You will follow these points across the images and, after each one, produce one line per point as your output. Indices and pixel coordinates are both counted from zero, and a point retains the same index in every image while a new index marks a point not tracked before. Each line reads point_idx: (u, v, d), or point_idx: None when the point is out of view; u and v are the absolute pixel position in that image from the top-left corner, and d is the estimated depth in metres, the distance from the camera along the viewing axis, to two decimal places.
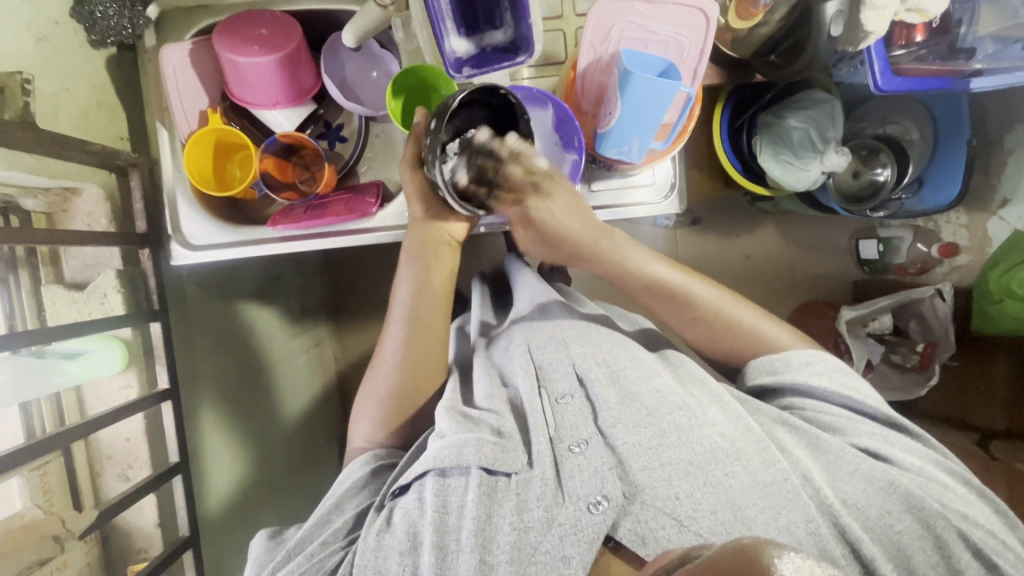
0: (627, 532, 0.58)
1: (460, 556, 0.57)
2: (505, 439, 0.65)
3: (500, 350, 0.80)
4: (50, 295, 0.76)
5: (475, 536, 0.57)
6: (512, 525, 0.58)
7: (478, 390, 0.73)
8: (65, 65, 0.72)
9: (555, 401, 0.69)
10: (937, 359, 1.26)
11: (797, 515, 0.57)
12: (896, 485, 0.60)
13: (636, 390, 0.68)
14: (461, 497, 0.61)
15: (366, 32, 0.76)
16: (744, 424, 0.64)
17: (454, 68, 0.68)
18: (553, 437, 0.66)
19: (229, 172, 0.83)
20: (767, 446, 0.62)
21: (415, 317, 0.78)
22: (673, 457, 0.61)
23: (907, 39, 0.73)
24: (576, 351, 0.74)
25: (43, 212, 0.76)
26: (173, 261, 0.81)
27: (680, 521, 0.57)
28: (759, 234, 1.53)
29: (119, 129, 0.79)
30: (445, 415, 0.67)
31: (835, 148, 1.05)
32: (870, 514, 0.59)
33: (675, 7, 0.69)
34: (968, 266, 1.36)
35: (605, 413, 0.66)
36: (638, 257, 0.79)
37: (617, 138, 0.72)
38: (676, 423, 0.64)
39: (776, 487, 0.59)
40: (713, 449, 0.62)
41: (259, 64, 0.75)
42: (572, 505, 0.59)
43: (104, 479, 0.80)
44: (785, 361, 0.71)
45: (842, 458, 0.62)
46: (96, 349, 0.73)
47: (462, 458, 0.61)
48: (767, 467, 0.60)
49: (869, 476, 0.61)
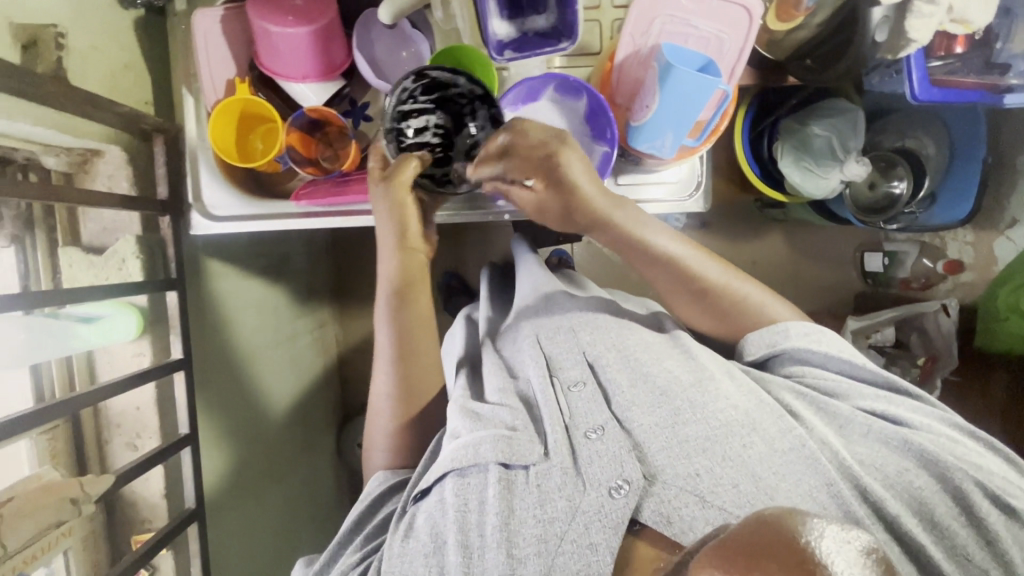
0: (651, 514, 0.54)
1: (485, 553, 0.55)
2: (518, 431, 0.63)
3: (509, 342, 0.78)
4: (66, 258, 0.74)
5: (500, 531, 0.55)
6: (536, 518, 0.56)
7: (489, 385, 0.71)
8: (95, 23, 0.71)
9: (568, 389, 0.67)
10: (938, 373, 1.27)
11: (816, 479, 0.55)
12: (910, 442, 0.59)
13: (646, 370, 0.67)
14: (480, 494, 0.59)
15: (403, 10, 0.74)
16: (756, 396, 0.63)
17: (496, 51, 0.67)
18: (567, 424, 0.63)
19: (252, 143, 0.82)
20: (782, 416, 0.61)
21: (400, 346, 0.75)
22: (689, 434, 0.60)
23: (947, 50, 0.73)
24: (585, 339, 0.72)
25: (62, 171, 0.73)
26: (191, 231, 0.80)
27: (704, 497, 0.54)
28: (767, 240, 1.54)
29: (145, 93, 0.77)
30: (456, 415, 0.66)
31: (855, 158, 1.06)
32: (889, 471, 0.58)
33: (719, 3, 0.68)
34: (972, 283, 1.40)
35: (619, 398, 0.65)
36: (659, 234, 0.73)
37: (651, 132, 0.72)
38: (689, 401, 0.62)
39: (796, 454, 0.57)
40: (728, 421, 0.60)
41: (293, 35, 0.73)
42: (594, 490, 0.56)
43: (111, 448, 0.79)
44: (784, 332, 0.68)
45: (852, 422, 0.62)
46: (113, 314, 0.73)
47: (480, 455, 0.60)
48: (784, 435, 0.59)
49: (881, 438, 0.60)
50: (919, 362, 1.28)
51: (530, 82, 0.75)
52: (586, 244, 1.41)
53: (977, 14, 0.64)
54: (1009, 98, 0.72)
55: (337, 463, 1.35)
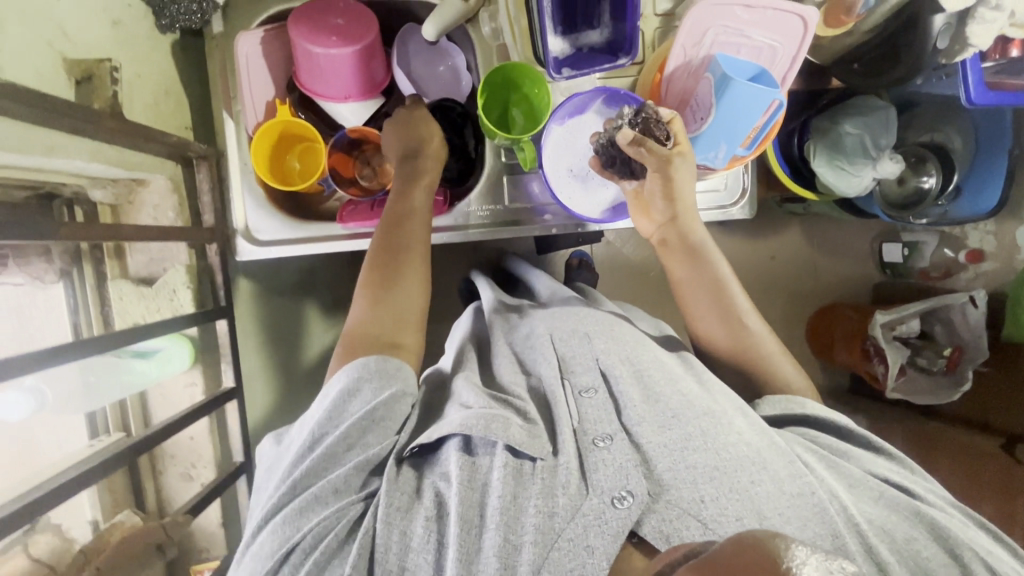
0: (652, 529, 0.52)
1: (483, 533, 0.51)
2: (532, 424, 0.61)
3: (522, 336, 0.77)
4: (117, 291, 0.73)
5: (500, 514, 0.52)
6: (536, 508, 0.53)
7: (501, 372, 0.71)
8: (137, 49, 0.69)
9: (578, 394, 0.64)
10: (966, 364, 1.27)
11: (823, 529, 0.52)
12: (921, 513, 0.57)
13: (659, 391, 0.64)
14: (486, 476, 0.56)
15: (447, 27, 0.73)
16: (768, 436, 0.60)
17: (554, 68, 0.65)
18: (577, 428, 0.60)
19: (290, 163, 0.81)
20: (793, 460, 0.57)
21: (382, 274, 0.68)
22: (698, 461, 0.56)
23: (1002, 53, 0.70)
24: (600, 347, 0.69)
25: (108, 203, 0.72)
26: (237, 256, 0.79)
27: (706, 525, 0.52)
28: (786, 234, 1.55)
29: (184, 119, 0.76)
30: (471, 390, 0.64)
31: (889, 155, 1.07)
32: (898, 537, 0.55)
33: (773, 13, 0.68)
34: (994, 273, 1.33)
35: (630, 411, 0.61)
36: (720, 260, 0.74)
37: (705, 144, 0.72)
38: (701, 428, 0.59)
39: (802, 499, 0.54)
40: (738, 456, 0.57)
41: (336, 55, 0.71)
42: (597, 496, 0.53)
43: (166, 479, 0.79)
44: (801, 404, 0.66)
45: (863, 484, 0.59)
46: (167, 348, 0.72)
47: (491, 432, 0.56)
48: (794, 479, 0.55)
49: (891, 504, 0.58)
50: (945, 353, 1.31)
51: (580, 97, 0.73)
52: (608, 245, 1.40)
53: None
54: None
55: None
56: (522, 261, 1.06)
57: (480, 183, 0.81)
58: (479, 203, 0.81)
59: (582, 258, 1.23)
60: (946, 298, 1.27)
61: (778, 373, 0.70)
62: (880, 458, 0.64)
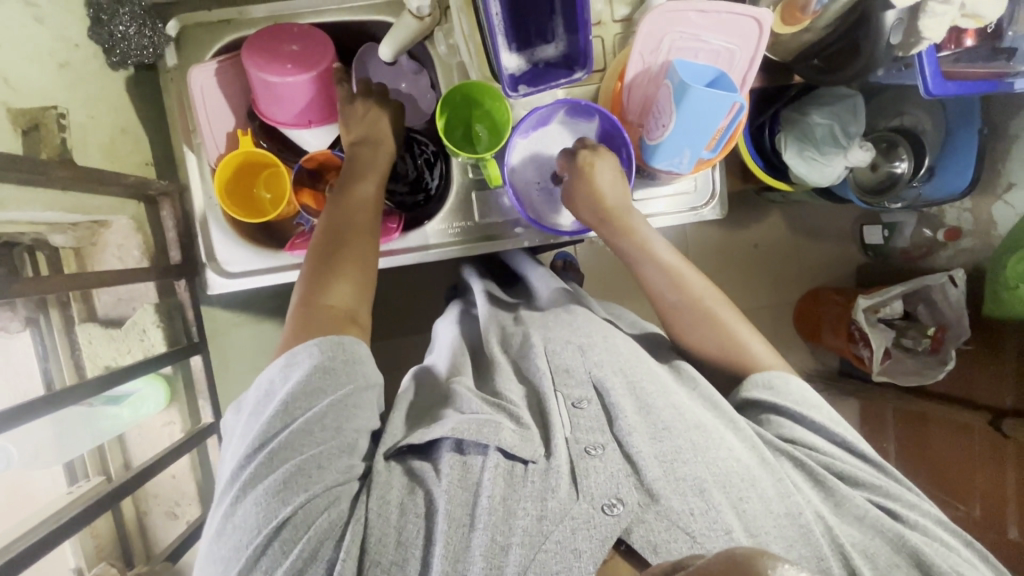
0: (639, 539, 0.52)
1: (471, 532, 0.50)
2: (524, 428, 0.58)
3: (517, 345, 0.72)
4: (86, 335, 0.73)
5: (491, 514, 0.50)
6: (528, 511, 0.51)
7: (498, 381, 0.66)
8: (90, 91, 0.68)
9: (571, 406, 0.61)
10: (951, 343, 1.28)
11: (808, 552, 0.52)
12: (906, 539, 0.55)
13: (652, 403, 0.61)
14: (477, 477, 0.54)
15: (404, 46, 0.73)
16: (759, 453, 0.59)
17: (510, 86, 0.66)
18: (568, 437, 0.58)
19: (258, 195, 0.78)
20: (782, 478, 0.57)
21: (321, 263, 0.64)
22: (688, 472, 0.55)
23: (956, 43, 0.71)
24: (594, 359, 0.65)
25: (70, 247, 0.72)
26: (208, 290, 0.78)
27: (694, 539, 0.51)
28: (767, 222, 1.54)
29: (143, 155, 0.75)
30: (471, 397, 0.61)
31: (859, 144, 1.06)
32: (879, 561, 0.54)
33: (729, 17, 0.67)
34: (973, 249, 1.35)
35: (623, 421, 0.58)
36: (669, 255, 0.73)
37: (668, 151, 0.72)
38: (692, 441, 0.57)
39: (789, 519, 0.54)
40: (728, 471, 0.56)
41: (293, 83, 0.71)
42: (587, 502, 0.52)
43: (151, 519, 0.78)
44: (784, 379, 0.65)
45: (850, 501, 0.58)
46: (140, 391, 0.71)
47: (483, 436, 0.55)
48: (782, 498, 0.55)
49: (875, 526, 0.57)
50: (929, 332, 1.32)
51: (543, 110, 0.73)
52: (591, 245, 1.40)
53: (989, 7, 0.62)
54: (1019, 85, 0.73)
55: None
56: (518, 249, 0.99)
57: (450, 199, 0.81)
58: (449, 220, 0.81)
59: (566, 261, 1.23)
60: (926, 279, 1.28)
61: (755, 359, 0.68)
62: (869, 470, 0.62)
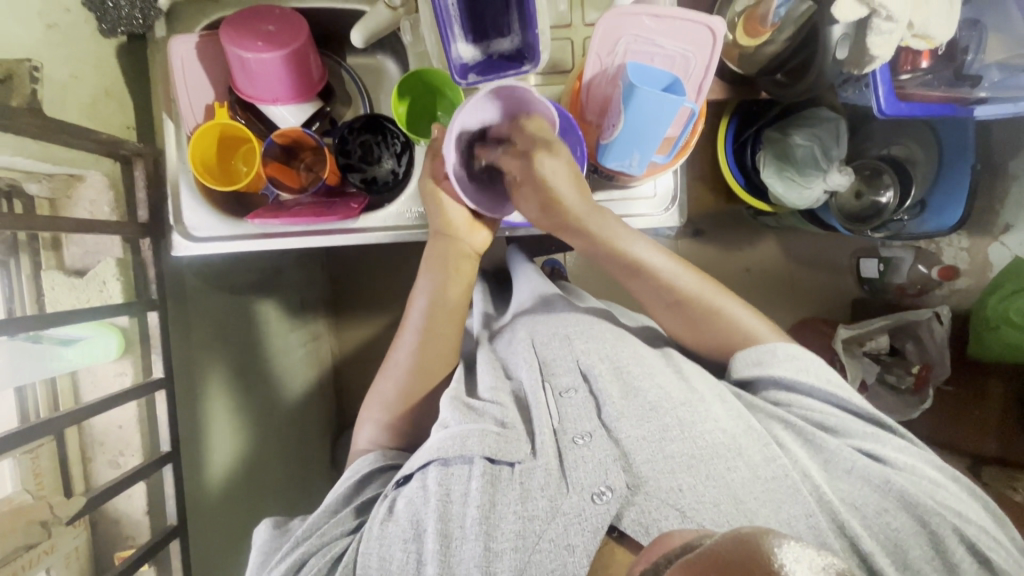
0: (631, 523, 0.56)
1: (464, 543, 0.56)
2: (508, 429, 0.64)
3: (504, 343, 0.80)
4: (49, 281, 0.77)
5: (479, 523, 0.56)
6: (516, 514, 0.57)
7: (483, 382, 0.72)
8: (75, 54, 0.74)
9: (558, 395, 0.67)
10: (934, 382, 1.19)
11: (797, 510, 0.56)
12: (891, 483, 0.59)
13: (637, 385, 0.67)
14: (464, 486, 0.60)
15: (375, 33, 0.78)
16: (745, 422, 0.63)
17: (459, 73, 0.74)
18: (556, 428, 0.64)
19: (237, 167, 0.83)
20: (768, 443, 0.61)
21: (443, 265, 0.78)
22: (675, 451, 0.60)
23: (912, 64, 0.81)
24: (580, 347, 0.72)
25: (46, 197, 0.76)
26: (172, 252, 0.81)
27: (684, 514, 0.56)
28: (761, 247, 1.41)
29: (126, 119, 0.80)
30: (450, 406, 0.67)
31: (838, 167, 1.04)
32: (867, 511, 0.58)
33: (683, 23, 0.70)
34: (967, 290, 1.28)
35: (608, 406, 0.65)
36: (656, 255, 0.75)
37: (618, 151, 0.73)
38: (679, 418, 0.63)
39: (777, 482, 0.58)
40: (714, 444, 0.60)
41: (266, 60, 0.74)
42: (576, 494, 0.57)
43: (96, 464, 0.82)
44: (772, 352, 0.69)
45: (838, 456, 0.62)
46: (91, 337, 0.76)
47: (466, 448, 0.61)
48: (768, 463, 0.59)
49: (864, 475, 0.60)
50: (913, 370, 1.21)
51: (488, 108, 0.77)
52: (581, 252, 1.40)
53: (938, 29, 0.72)
54: (976, 111, 0.83)
55: (333, 476, 1.32)
56: (512, 244, 1.02)
57: (411, 184, 0.83)
58: (411, 204, 0.83)
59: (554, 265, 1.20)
60: (911, 313, 1.21)
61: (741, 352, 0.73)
62: (859, 421, 0.65)
